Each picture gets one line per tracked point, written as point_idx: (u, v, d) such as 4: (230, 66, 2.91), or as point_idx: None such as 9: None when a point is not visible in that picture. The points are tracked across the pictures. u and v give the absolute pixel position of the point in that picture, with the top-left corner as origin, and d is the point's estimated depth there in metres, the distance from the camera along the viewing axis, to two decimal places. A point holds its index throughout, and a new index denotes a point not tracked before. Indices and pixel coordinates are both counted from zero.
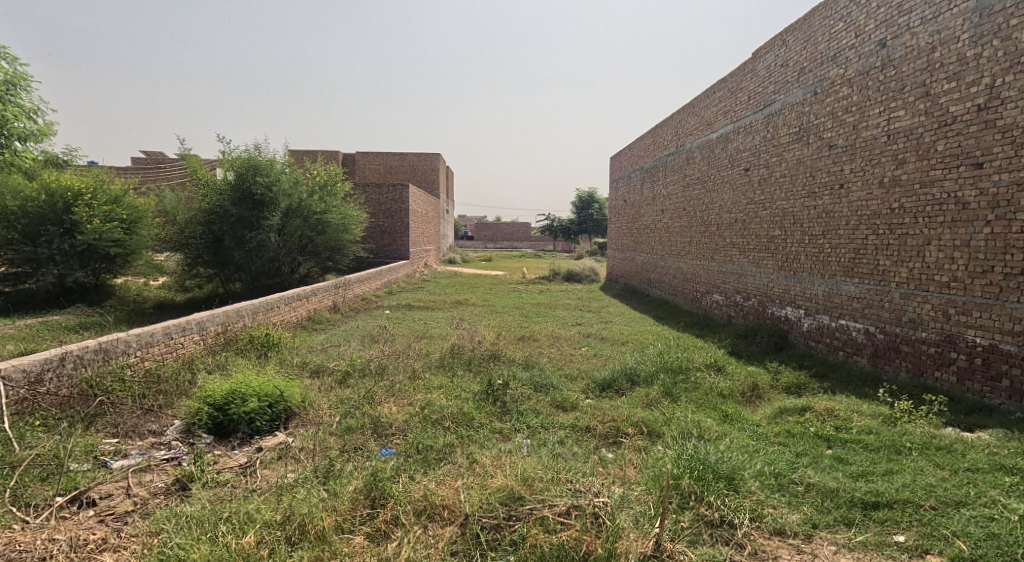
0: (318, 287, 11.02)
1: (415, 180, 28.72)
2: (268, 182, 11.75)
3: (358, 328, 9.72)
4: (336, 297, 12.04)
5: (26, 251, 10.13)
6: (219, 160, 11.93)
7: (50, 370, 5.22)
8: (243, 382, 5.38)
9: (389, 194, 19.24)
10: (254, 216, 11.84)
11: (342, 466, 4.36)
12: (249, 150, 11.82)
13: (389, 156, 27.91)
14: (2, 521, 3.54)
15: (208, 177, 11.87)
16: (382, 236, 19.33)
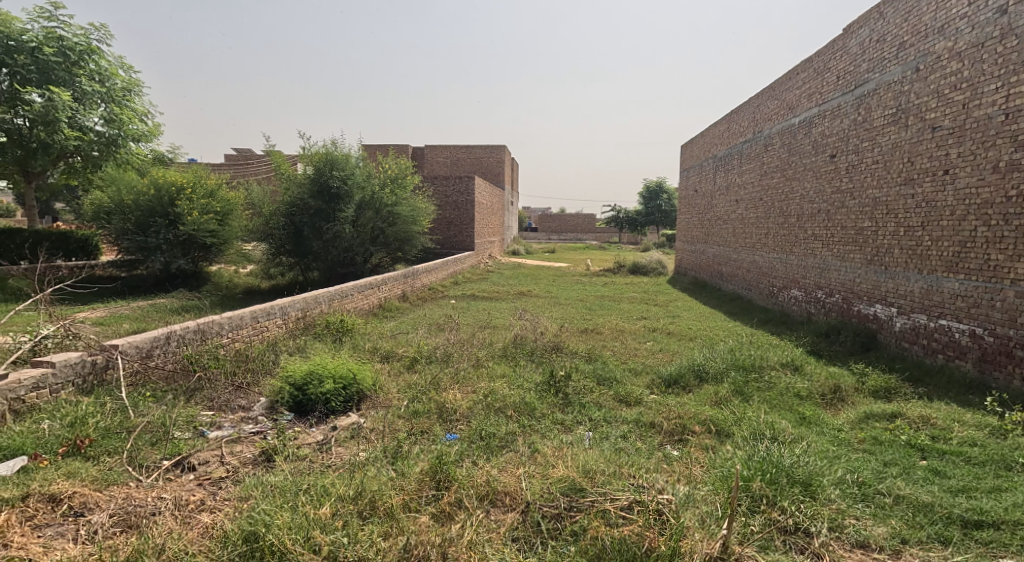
0: (388, 275, 11.31)
1: (481, 172, 28.93)
2: (343, 175, 12.16)
3: (424, 317, 9.92)
4: (405, 286, 12.35)
5: (138, 240, 11.13)
6: (300, 155, 12.48)
7: (158, 347, 5.69)
8: (321, 364, 5.62)
9: (456, 187, 19.53)
10: (331, 209, 12.31)
11: (408, 449, 4.45)
12: (326, 145, 12.31)
13: (456, 149, 28.26)
14: (120, 478, 3.86)
15: (290, 171, 12.42)
16: (449, 227, 19.62)
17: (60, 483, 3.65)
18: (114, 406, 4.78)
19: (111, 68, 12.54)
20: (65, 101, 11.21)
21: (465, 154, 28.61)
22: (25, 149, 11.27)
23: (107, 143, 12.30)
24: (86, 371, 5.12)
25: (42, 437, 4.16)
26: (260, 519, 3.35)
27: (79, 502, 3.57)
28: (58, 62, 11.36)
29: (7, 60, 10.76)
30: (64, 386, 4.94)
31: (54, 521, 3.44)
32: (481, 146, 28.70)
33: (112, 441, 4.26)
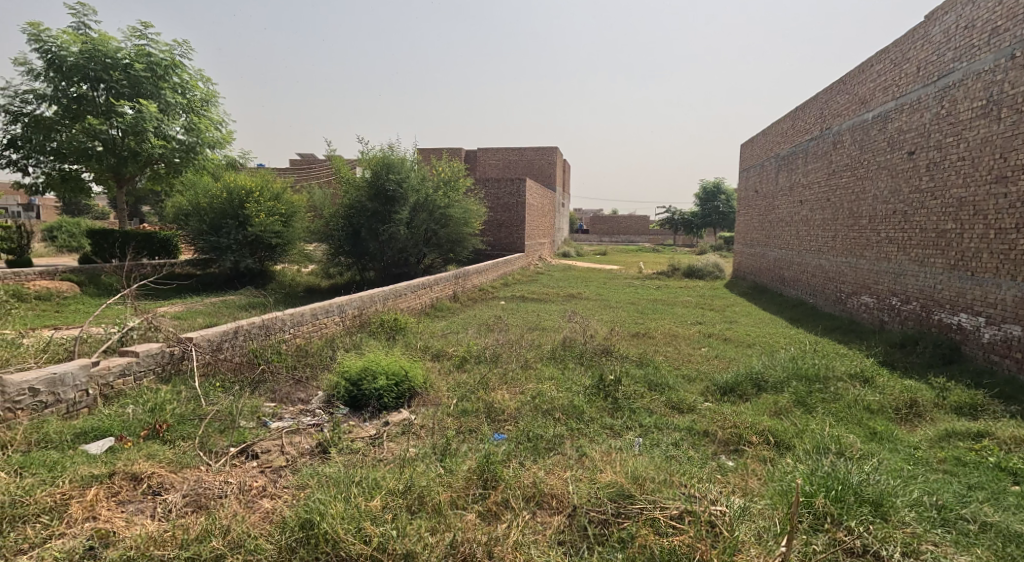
0: (439, 276, 11.43)
1: (533, 174, 28.91)
2: (399, 178, 12.40)
3: (474, 317, 9.95)
4: (456, 286, 12.44)
5: (212, 240, 11.80)
6: (359, 158, 12.85)
7: (227, 340, 5.99)
8: (375, 360, 5.72)
9: (507, 189, 19.59)
10: (387, 211, 12.55)
11: (457, 447, 4.43)
12: (383, 149, 12.61)
13: (507, 151, 28.36)
14: (193, 462, 4.03)
15: (349, 175, 12.78)
16: (499, 229, 19.68)
17: (141, 463, 3.85)
18: (187, 395, 5.03)
19: (192, 81, 13.94)
20: (152, 113, 12.45)
21: (518, 155, 28.68)
22: (118, 156, 12.50)
23: (187, 150, 13.45)
24: (164, 360, 5.43)
25: (126, 421, 4.44)
26: (315, 508, 3.39)
27: (157, 481, 3.74)
28: (147, 77, 12.74)
29: (105, 76, 12.21)
30: (146, 374, 5.26)
31: (135, 497, 3.62)
32: (533, 148, 28.66)
33: (186, 427, 4.50)
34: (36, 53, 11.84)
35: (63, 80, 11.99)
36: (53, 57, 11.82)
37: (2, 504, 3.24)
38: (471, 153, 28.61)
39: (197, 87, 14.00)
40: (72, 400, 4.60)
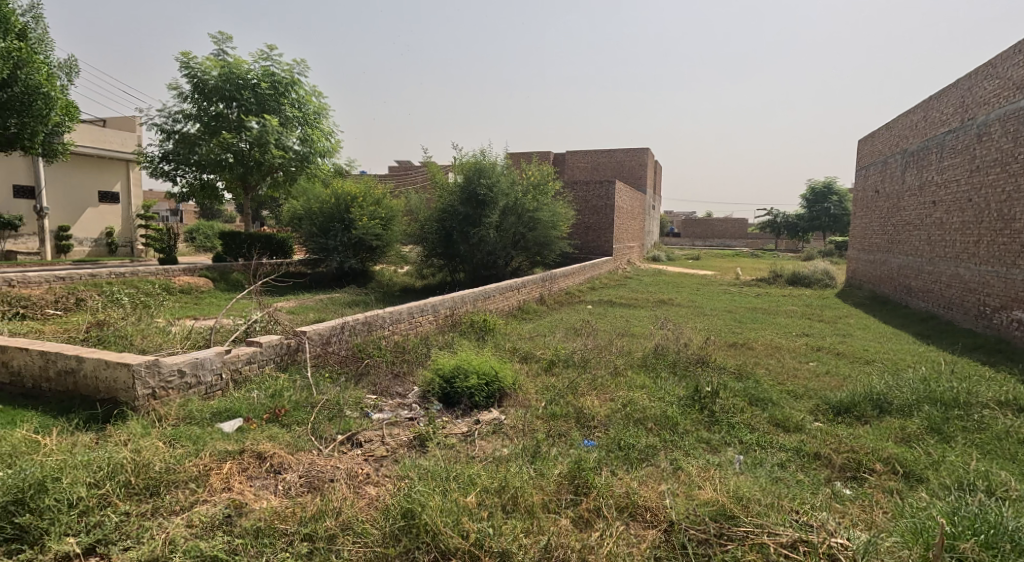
0: (527, 279, 11.52)
1: (622, 176, 28.28)
2: (490, 182, 12.54)
3: (561, 321, 9.86)
4: (543, 289, 12.46)
5: (321, 242, 12.77)
6: (452, 164, 13.22)
7: (335, 335, 6.43)
8: (466, 360, 5.84)
9: (596, 192, 19.36)
10: (478, 214, 12.72)
11: (547, 450, 4.38)
12: (475, 154, 12.91)
13: (597, 153, 28.04)
14: (306, 446, 4.28)
15: (443, 180, 13.18)
16: (587, 232, 19.44)
17: (265, 444, 4.15)
18: (302, 384, 5.40)
19: (307, 96, 15.04)
20: (274, 127, 13.64)
21: (607, 157, 28.29)
22: (245, 166, 13.73)
23: (301, 160, 14.58)
24: (283, 351, 5.87)
25: (251, 405, 4.84)
26: (416, 498, 3.46)
27: (278, 461, 4.01)
28: (271, 94, 13.99)
29: (236, 96, 13.55)
30: (268, 363, 5.70)
31: (260, 474, 3.89)
32: (623, 150, 28.15)
33: (300, 413, 4.82)
34: (185, 78, 13.48)
35: (205, 101, 13.61)
36: (198, 82, 13.48)
37: (159, 470, 3.58)
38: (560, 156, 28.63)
39: (311, 100, 15.09)
40: (210, 384, 5.07)
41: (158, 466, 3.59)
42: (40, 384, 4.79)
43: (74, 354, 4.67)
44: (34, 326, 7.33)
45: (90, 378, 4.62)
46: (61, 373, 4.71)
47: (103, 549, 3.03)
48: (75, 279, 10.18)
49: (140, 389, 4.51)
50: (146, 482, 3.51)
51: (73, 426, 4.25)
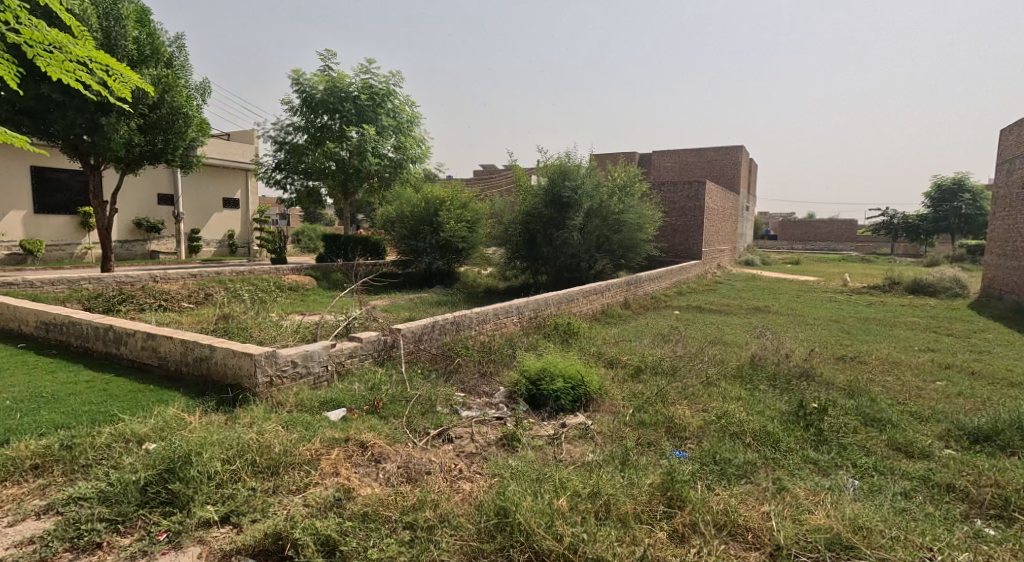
0: (611, 282, 11.34)
1: (713, 176, 27.07)
2: (574, 185, 12.40)
3: (648, 326, 9.58)
4: (628, 293, 12.22)
5: (412, 245, 13.39)
6: (536, 167, 13.23)
7: (426, 333, 6.71)
8: (552, 362, 5.84)
9: (685, 193, 18.69)
10: (562, 217, 12.65)
11: (636, 458, 4.28)
12: (560, 157, 12.80)
13: (686, 153, 27.03)
14: (402, 439, 4.45)
15: (526, 183, 13.23)
16: (675, 235, 18.84)
17: (367, 434, 4.36)
18: (397, 379, 5.66)
19: (401, 105, 15.78)
20: (372, 136, 14.46)
21: (697, 157, 27.19)
22: (345, 174, 14.65)
23: (395, 166, 15.33)
24: (380, 347, 6.18)
25: (352, 397, 5.13)
26: (510, 497, 3.45)
27: (377, 451, 4.17)
28: (369, 105, 14.88)
29: (339, 108, 14.51)
30: (367, 357, 6.03)
31: (362, 462, 4.06)
32: (715, 149, 26.90)
33: (396, 406, 5.05)
34: (296, 93, 14.64)
35: (312, 114, 14.70)
36: (307, 96, 14.58)
37: (278, 451, 3.84)
38: (647, 156, 27.88)
39: (405, 110, 15.82)
40: (317, 374, 5.45)
41: (277, 449, 3.86)
42: (180, 368, 5.36)
43: (207, 343, 5.18)
44: (173, 317, 8.25)
45: (220, 364, 5.11)
46: (197, 360, 5.25)
47: (235, 519, 3.28)
48: (203, 276, 11.27)
49: (260, 376, 4.92)
50: (268, 462, 3.77)
51: (206, 406, 4.72)
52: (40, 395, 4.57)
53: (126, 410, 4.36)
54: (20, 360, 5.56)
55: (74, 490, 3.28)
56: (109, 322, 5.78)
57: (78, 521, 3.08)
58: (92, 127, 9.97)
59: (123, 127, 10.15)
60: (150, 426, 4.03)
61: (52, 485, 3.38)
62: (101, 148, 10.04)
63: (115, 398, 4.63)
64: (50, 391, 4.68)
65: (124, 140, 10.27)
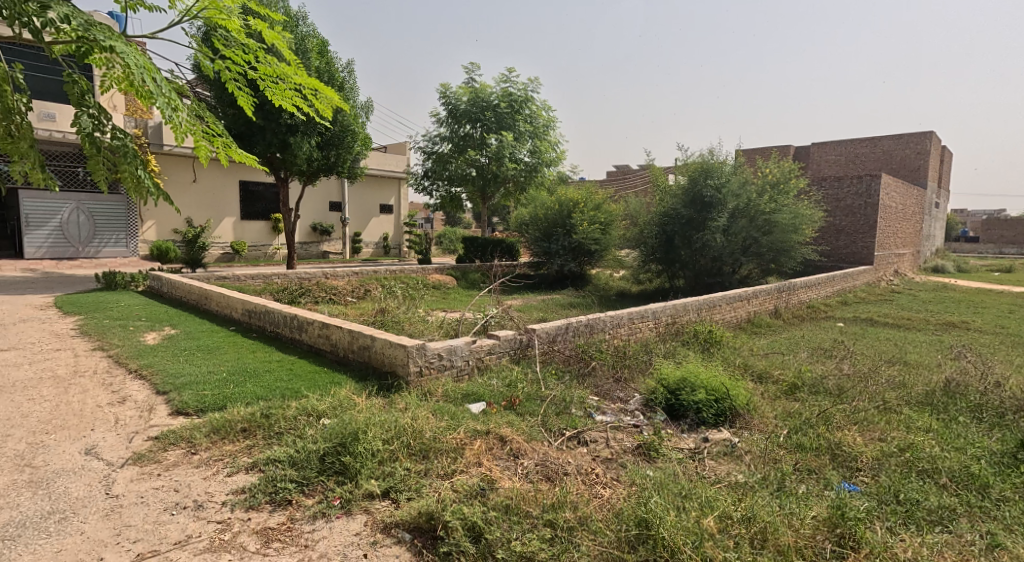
0: (760, 289, 10.58)
1: (889, 169, 23.95)
2: (718, 184, 11.72)
3: (804, 339, 8.77)
4: (779, 301, 11.32)
5: (545, 246, 13.63)
6: (676, 165, 12.75)
7: (560, 334, 6.81)
8: (694, 372, 5.60)
9: (854, 189, 16.81)
10: (704, 218, 11.99)
11: (794, 486, 3.93)
12: (703, 154, 12.16)
13: (855, 144, 24.20)
14: (538, 437, 4.54)
15: (665, 183, 12.83)
16: (838, 236, 17.07)
17: (506, 430, 4.51)
18: (533, 378, 5.82)
19: (538, 110, 16.11)
20: (509, 141, 14.94)
21: (868, 147, 24.20)
22: (484, 179, 15.34)
23: (530, 170, 15.74)
24: (517, 346, 6.39)
25: (491, 392, 5.38)
26: (653, 509, 3.32)
27: (515, 446, 4.29)
28: (508, 112, 15.39)
29: (481, 116, 15.22)
30: (504, 355, 6.26)
31: (502, 455, 4.20)
32: (892, 137, 23.76)
33: (532, 405, 5.18)
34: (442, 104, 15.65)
35: (456, 124, 15.58)
36: (452, 107, 15.51)
37: (429, 437, 4.13)
38: (806, 149, 25.43)
39: (542, 114, 16.12)
40: (460, 368, 5.79)
41: (427, 435, 4.15)
42: (347, 355, 6.01)
43: (369, 334, 5.75)
44: (340, 309, 9.29)
45: (379, 353, 5.64)
46: (361, 348, 5.85)
47: (394, 495, 3.57)
48: (363, 274, 12.47)
49: (413, 366, 5.35)
50: (420, 446, 4.07)
51: (367, 390, 5.24)
52: (245, 370, 5.41)
53: (307, 389, 5.00)
54: (228, 339, 6.64)
55: (271, 453, 3.84)
56: (294, 311, 6.66)
57: (275, 479, 3.59)
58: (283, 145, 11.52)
59: (305, 144, 11.61)
60: (327, 404, 4.58)
61: (256, 446, 4.00)
62: (288, 162, 11.60)
63: (298, 377, 5.34)
64: (251, 367, 5.53)
65: (306, 156, 11.76)
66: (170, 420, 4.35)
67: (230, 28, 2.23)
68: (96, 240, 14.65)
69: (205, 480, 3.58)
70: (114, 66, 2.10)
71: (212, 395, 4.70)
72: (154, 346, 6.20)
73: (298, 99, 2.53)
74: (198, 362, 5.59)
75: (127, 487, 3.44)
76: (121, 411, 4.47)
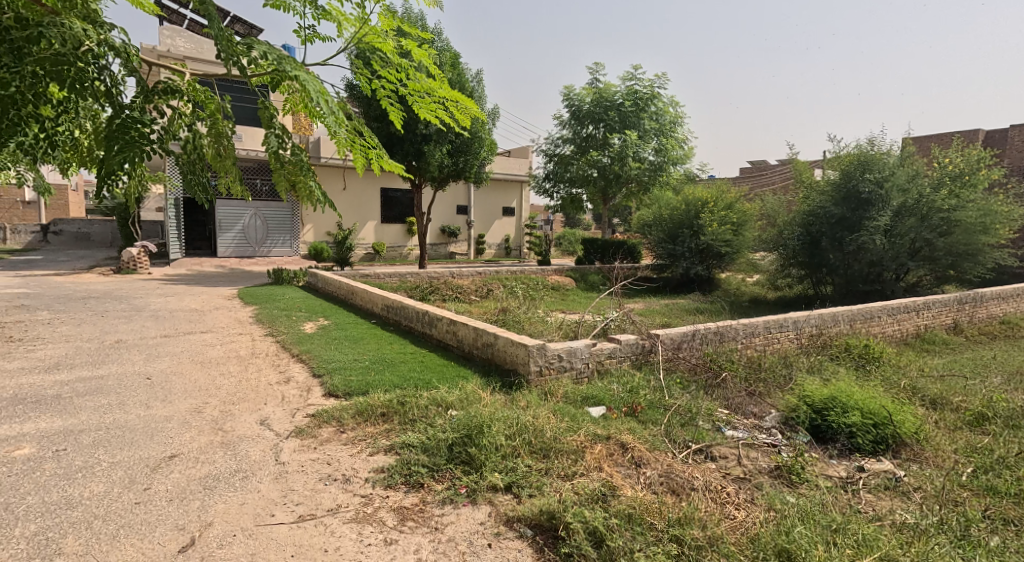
0: (937, 301, 9.41)
1: None
2: (879, 178, 10.38)
3: (988, 360, 7.60)
4: (961, 314, 9.93)
5: (669, 248, 13.20)
6: (828, 160, 11.53)
7: (686, 341, 6.58)
8: (846, 392, 5.13)
9: None
10: (859, 217, 10.70)
11: (980, 534, 3.38)
12: (860, 145, 10.86)
13: None
14: (662, 447, 4.42)
15: (812, 179, 11.82)
16: None
17: (629, 437, 4.43)
18: (656, 385, 5.69)
19: (665, 107, 15.60)
20: (633, 140, 14.63)
21: None
22: (606, 180, 15.21)
23: (655, 169, 15.31)
24: (639, 350, 6.26)
25: (612, 397, 5.33)
26: (796, 540, 3.08)
27: (637, 454, 4.20)
28: (632, 110, 15.08)
29: (604, 116, 15.09)
30: (625, 359, 6.17)
31: (623, 462, 4.13)
32: None
33: (655, 413, 5.05)
34: (566, 107, 15.75)
35: (579, 125, 15.63)
36: (575, 108, 15.58)
37: (549, 437, 4.20)
38: None
39: (669, 110, 15.59)
40: (580, 370, 5.81)
41: (548, 435, 4.22)
42: (472, 351, 6.29)
43: (493, 332, 5.97)
44: (465, 308, 9.74)
45: (501, 351, 5.84)
46: (484, 345, 6.09)
47: (516, 489, 3.67)
48: (486, 274, 12.95)
49: (533, 365, 5.47)
50: (540, 444, 4.15)
51: (491, 386, 5.45)
52: (383, 360, 5.89)
53: (438, 381, 5.31)
54: (370, 331, 7.25)
55: (405, 439, 4.15)
56: (426, 308, 7.10)
57: (409, 463, 3.87)
58: (417, 154, 12.32)
59: (436, 152, 12.30)
60: (455, 396, 4.85)
61: (393, 430, 4.34)
62: (420, 169, 12.37)
63: (428, 369, 5.69)
64: (389, 357, 5.99)
65: (438, 163, 12.47)
66: (323, 400, 4.86)
67: (385, 50, 2.47)
68: (268, 242, 16.76)
69: (351, 457, 3.95)
70: (293, 92, 2.42)
71: (356, 381, 5.17)
72: (310, 334, 6.95)
73: (441, 112, 2.71)
74: (345, 350, 6.17)
75: (292, 456, 3.91)
76: (285, 389, 5.09)
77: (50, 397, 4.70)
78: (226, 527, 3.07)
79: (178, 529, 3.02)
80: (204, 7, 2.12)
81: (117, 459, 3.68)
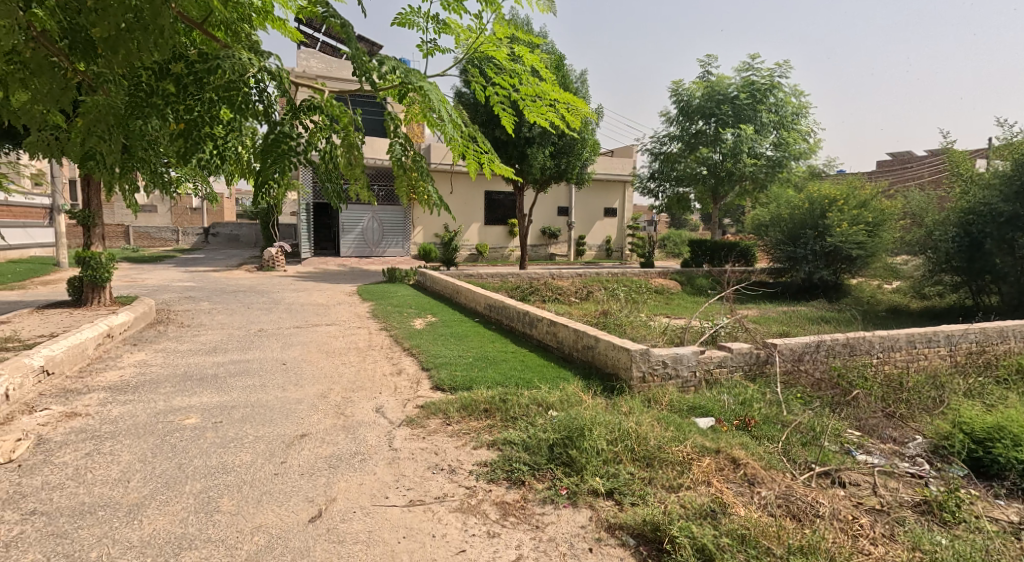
0: None
1: None
2: None
3: None
4: None
5: (789, 250, 12.38)
6: (997, 147, 10.08)
7: (808, 352, 6.10)
8: (1015, 420, 4.54)
9: None
10: None
11: None
12: None
13: None
14: (779, 466, 4.13)
15: (971, 171, 10.42)
16: None
17: (741, 453, 4.18)
18: (772, 398, 5.34)
19: (786, 98, 14.57)
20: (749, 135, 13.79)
21: None
22: (716, 178, 14.53)
23: (774, 165, 14.37)
24: (752, 361, 5.91)
25: (723, 408, 5.07)
26: None
27: (751, 472, 3.96)
28: (748, 103, 14.25)
29: (716, 110, 14.40)
30: (737, 369, 5.86)
31: (734, 479, 3.92)
32: None
33: (771, 429, 4.74)
34: (675, 103, 15.25)
35: (688, 121, 15.07)
36: (684, 104, 15.04)
37: (653, 447, 4.09)
38: None
39: (790, 101, 14.54)
40: (686, 379, 5.59)
41: (652, 444, 4.11)
42: (572, 353, 6.27)
43: (594, 334, 5.92)
44: (567, 309, 9.74)
45: (602, 354, 5.77)
46: (585, 347, 6.04)
47: (618, 496, 3.61)
48: (587, 276, 12.91)
49: (635, 371, 5.35)
50: (643, 453, 4.05)
51: (592, 389, 5.40)
52: (486, 357, 6.05)
53: (539, 380, 5.37)
54: (474, 329, 7.46)
55: (505, 436, 4.23)
56: (528, 308, 7.19)
57: (511, 459, 3.95)
58: (522, 156, 12.53)
59: (540, 154, 12.43)
60: (556, 397, 4.87)
61: (494, 426, 4.44)
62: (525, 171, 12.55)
63: (530, 368, 5.77)
64: (491, 355, 6.13)
65: (541, 165, 12.59)
66: (431, 393, 5.09)
67: (499, 58, 2.54)
68: (383, 242, 17.82)
69: (457, 448, 4.10)
70: (414, 103, 2.56)
71: (461, 377, 5.35)
72: (420, 330, 7.29)
73: (552, 115, 2.75)
74: (452, 347, 6.41)
75: (404, 443, 4.13)
76: (397, 381, 5.39)
77: (208, 374, 5.36)
78: (347, 504, 3.31)
79: (308, 501, 3.30)
80: (342, 29, 2.29)
81: (260, 433, 4.10)
